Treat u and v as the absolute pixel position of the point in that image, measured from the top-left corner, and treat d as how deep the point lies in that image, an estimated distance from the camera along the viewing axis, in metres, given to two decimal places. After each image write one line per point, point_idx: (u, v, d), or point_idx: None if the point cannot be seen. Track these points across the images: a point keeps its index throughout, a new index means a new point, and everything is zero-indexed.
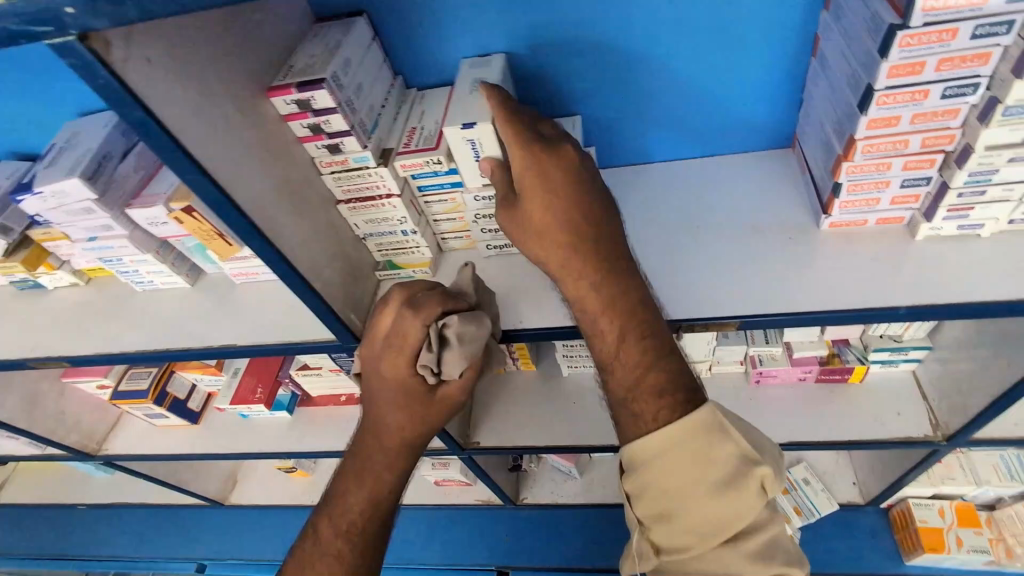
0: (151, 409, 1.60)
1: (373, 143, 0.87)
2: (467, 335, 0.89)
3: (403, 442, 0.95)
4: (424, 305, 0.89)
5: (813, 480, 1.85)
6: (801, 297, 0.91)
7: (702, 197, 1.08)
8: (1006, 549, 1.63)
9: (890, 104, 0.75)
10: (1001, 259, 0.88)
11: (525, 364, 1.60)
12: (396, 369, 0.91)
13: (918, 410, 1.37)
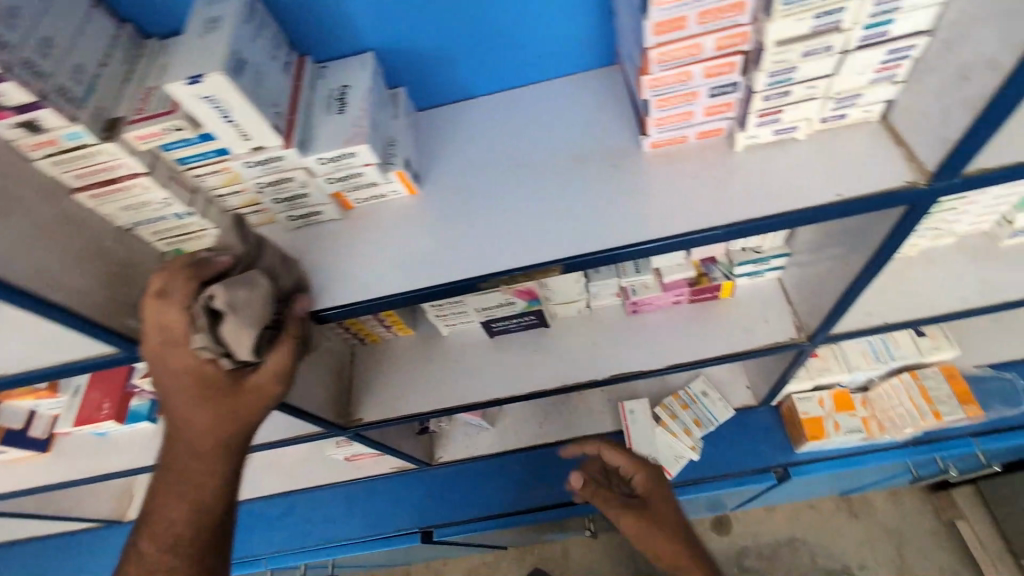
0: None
1: (87, 113, 0.70)
2: (241, 303, 0.76)
3: (221, 440, 0.82)
4: (175, 289, 0.75)
5: (710, 391, 1.90)
6: (621, 230, 0.85)
7: (525, 131, 0.99)
8: (879, 424, 1.72)
9: (670, 3, 0.66)
10: (817, 162, 0.84)
11: (401, 330, 1.51)
12: (183, 364, 0.77)
13: (783, 316, 1.40)
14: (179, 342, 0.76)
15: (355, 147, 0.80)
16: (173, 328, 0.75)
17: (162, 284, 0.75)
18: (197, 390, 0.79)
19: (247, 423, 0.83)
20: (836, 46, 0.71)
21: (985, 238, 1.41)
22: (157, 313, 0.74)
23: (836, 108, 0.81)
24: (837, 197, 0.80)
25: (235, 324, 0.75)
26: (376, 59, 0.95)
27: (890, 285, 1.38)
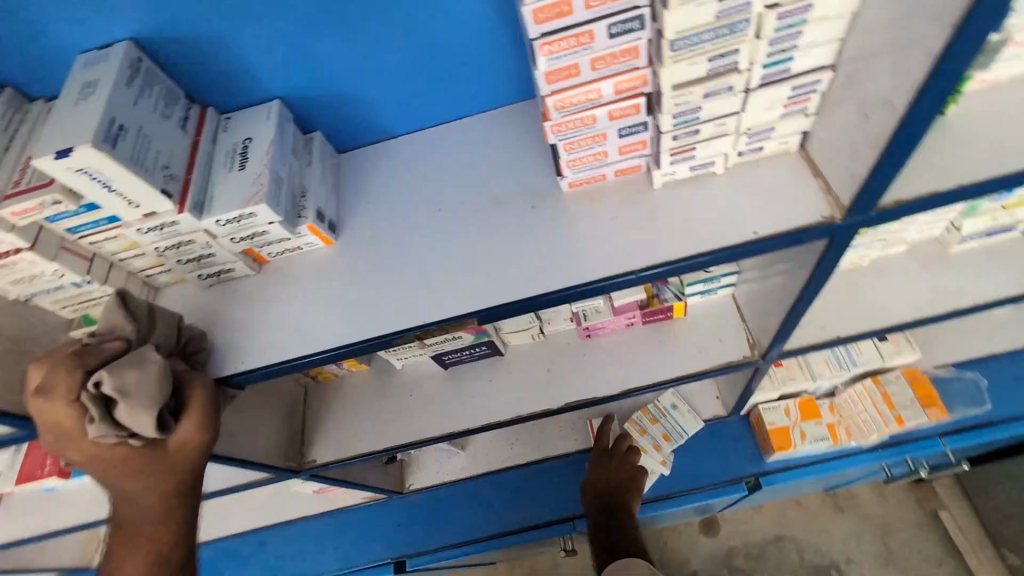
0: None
1: None
2: (130, 383, 0.69)
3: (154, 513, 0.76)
4: (58, 383, 0.69)
5: (680, 404, 1.84)
6: (537, 276, 0.83)
7: (446, 172, 0.96)
8: (847, 430, 1.72)
9: (558, 52, 0.64)
10: (737, 196, 0.82)
11: (353, 366, 1.49)
12: (92, 453, 0.73)
13: (737, 333, 1.38)
14: (76, 434, 0.71)
15: (253, 208, 0.77)
16: (64, 421, 0.70)
17: (42, 378, 0.70)
18: (120, 469, 0.74)
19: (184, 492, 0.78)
20: (737, 86, 0.68)
21: (936, 245, 1.39)
22: (42, 410, 0.69)
23: (751, 143, 0.79)
24: (754, 235, 0.78)
25: (127, 409, 0.69)
26: (285, 106, 0.92)
27: (842, 298, 1.36)
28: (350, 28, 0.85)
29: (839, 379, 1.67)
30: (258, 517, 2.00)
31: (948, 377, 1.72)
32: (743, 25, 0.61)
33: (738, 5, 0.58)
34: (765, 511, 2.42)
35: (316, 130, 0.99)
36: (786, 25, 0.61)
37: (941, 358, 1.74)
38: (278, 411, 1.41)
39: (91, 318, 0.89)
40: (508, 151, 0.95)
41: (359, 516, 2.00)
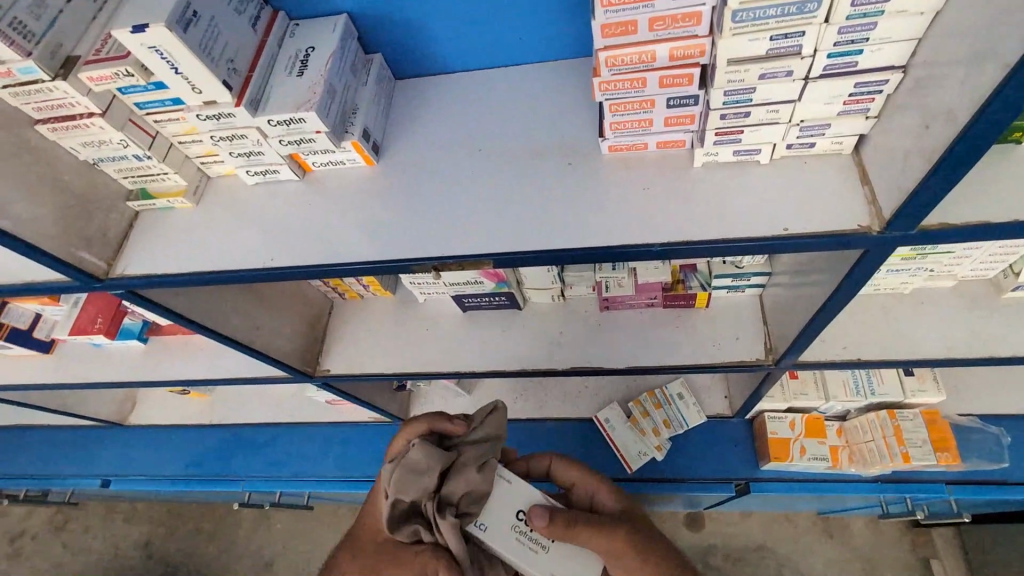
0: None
1: (43, 50, 0.72)
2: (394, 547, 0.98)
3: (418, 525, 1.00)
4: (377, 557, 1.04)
5: (687, 395, 1.84)
6: (557, 231, 0.84)
7: (493, 115, 0.97)
8: (849, 455, 1.69)
9: (617, 5, 0.63)
10: (777, 188, 0.80)
11: (378, 291, 1.55)
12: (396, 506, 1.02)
13: (755, 334, 1.37)
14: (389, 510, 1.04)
15: (303, 113, 0.80)
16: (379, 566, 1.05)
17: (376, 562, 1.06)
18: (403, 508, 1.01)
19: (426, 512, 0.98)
20: (797, 71, 0.66)
21: (988, 286, 1.32)
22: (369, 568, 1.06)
23: (803, 136, 0.76)
24: (784, 231, 0.77)
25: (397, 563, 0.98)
26: (351, 22, 0.94)
27: (873, 322, 1.32)
28: None
29: (854, 404, 1.63)
30: (272, 414, 2.15)
31: (971, 427, 1.64)
32: (813, 5, 0.58)
33: None
34: (751, 520, 2.42)
35: (377, 52, 1.01)
36: (860, 13, 0.59)
37: (967, 405, 1.67)
38: (302, 318, 1.50)
39: (147, 193, 0.95)
40: (557, 104, 0.95)
41: (361, 433, 2.11)
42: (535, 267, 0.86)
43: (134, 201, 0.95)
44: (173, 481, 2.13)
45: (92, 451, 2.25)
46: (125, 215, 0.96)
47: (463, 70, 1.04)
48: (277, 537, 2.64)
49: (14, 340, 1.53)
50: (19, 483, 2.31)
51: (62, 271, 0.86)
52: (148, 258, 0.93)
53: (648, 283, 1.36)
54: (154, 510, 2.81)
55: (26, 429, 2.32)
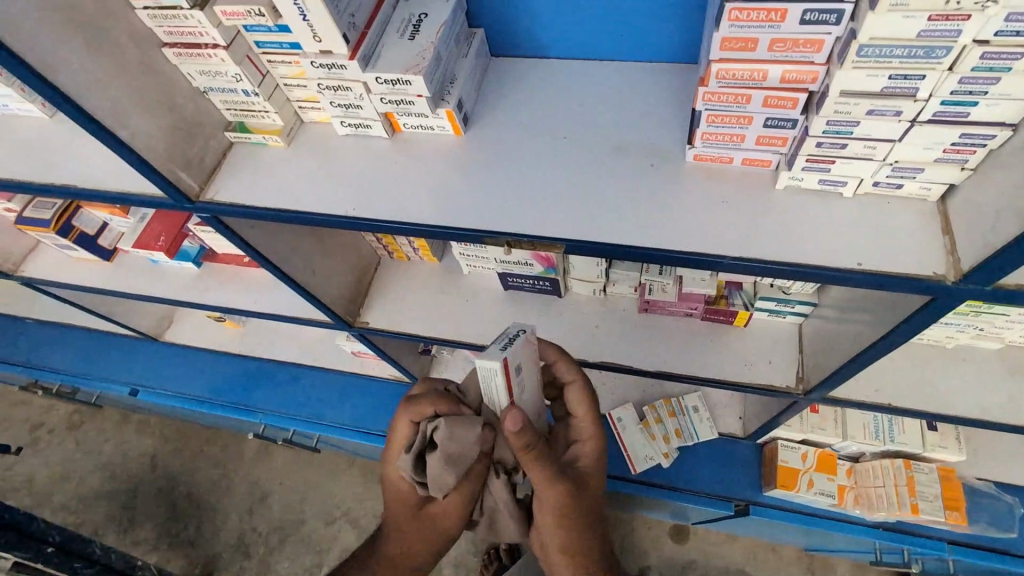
0: (57, 240, 1.62)
1: None
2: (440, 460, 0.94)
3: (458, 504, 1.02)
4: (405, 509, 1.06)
5: (702, 409, 1.87)
6: (632, 228, 0.87)
7: (583, 106, 0.99)
8: (855, 496, 1.70)
9: (744, 21, 0.65)
10: (854, 223, 0.81)
11: (426, 256, 1.59)
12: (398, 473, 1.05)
13: (789, 362, 1.38)
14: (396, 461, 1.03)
15: (411, 76, 0.84)
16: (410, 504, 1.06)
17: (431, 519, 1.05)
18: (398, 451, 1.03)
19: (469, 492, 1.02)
20: (905, 113, 0.67)
21: None
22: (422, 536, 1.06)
23: (893, 176, 0.77)
24: (858, 266, 0.78)
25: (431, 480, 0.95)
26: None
27: (911, 370, 1.32)
28: None
29: (870, 448, 1.63)
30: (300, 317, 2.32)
31: (984, 491, 1.64)
32: (942, 52, 0.59)
33: (946, 30, 0.57)
34: (740, 542, 2.44)
35: (479, 26, 1.03)
36: (987, 67, 0.60)
37: (983, 470, 1.67)
38: (352, 268, 1.54)
39: (245, 127, 0.99)
40: (646, 105, 0.97)
41: (380, 388, 2.17)
42: (603, 259, 0.88)
43: (232, 132, 1.00)
44: (197, 401, 2.22)
45: (127, 360, 2.36)
46: (220, 144, 1.00)
47: (557, 58, 1.06)
48: (278, 472, 2.75)
49: (80, 243, 1.61)
50: (54, 378, 2.43)
51: (161, 188, 0.92)
52: (237, 189, 0.98)
53: (693, 293, 1.38)
54: (170, 426, 2.94)
55: (67, 329, 2.44)
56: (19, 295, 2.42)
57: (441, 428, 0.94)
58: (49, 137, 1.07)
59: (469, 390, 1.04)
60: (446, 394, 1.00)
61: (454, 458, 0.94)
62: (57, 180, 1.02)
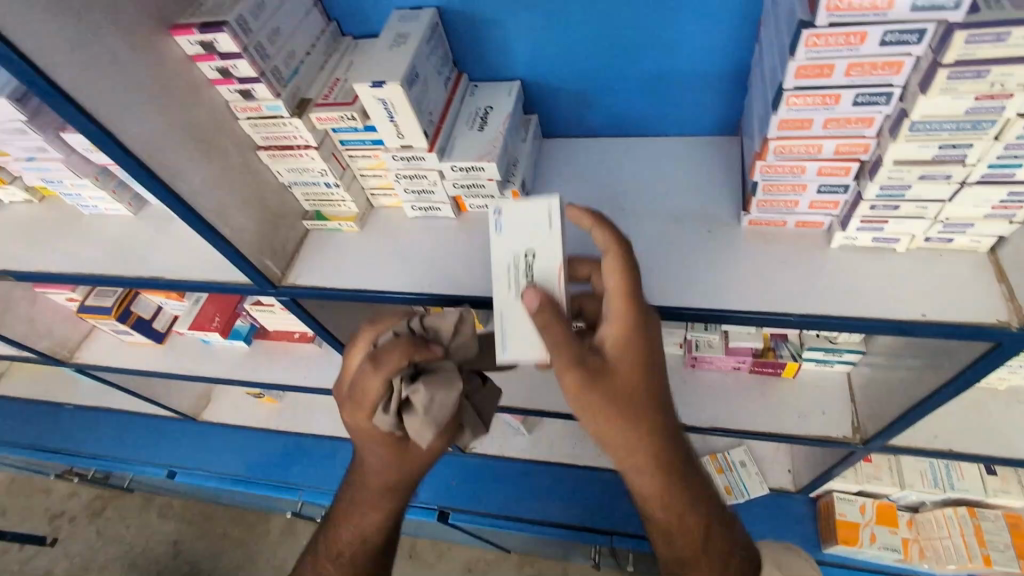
0: (114, 326, 1.67)
1: (288, 92, 0.87)
2: (436, 403, 0.85)
3: (395, 482, 0.99)
4: (379, 467, 0.97)
5: (749, 463, 1.85)
6: (700, 292, 0.91)
7: (635, 180, 1.07)
8: (919, 550, 1.64)
9: (800, 105, 0.72)
10: (912, 276, 0.86)
11: None
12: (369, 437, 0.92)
13: (842, 411, 1.38)
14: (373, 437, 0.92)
15: (485, 163, 0.92)
16: (385, 460, 0.96)
17: (395, 462, 0.97)
18: (373, 438, 0.92)
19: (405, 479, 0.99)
20: (955, 176, 0.73)
21: None
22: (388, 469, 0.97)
23: (944, 232, 0.83)
24: (921, 316, 0.82)
25: (422, 421, 0.85)
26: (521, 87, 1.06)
27: (966, 414, 1.33)
28: (603, 34, 0.96)
29: (930, 496, 1.60)
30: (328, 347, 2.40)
31: None
32: (988, 124, 0.66)
33: (990, 106, 0.64)
34: None
35: (533, 112, 1.13)
36: None
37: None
38: None
39: (321, 215, 1.07)
40: (693, 176, 1.05)
41: None
42: (670, 322, 0.92)
43: (309, 221, 1.08)
44: (233, 480, 2.20)
45: (163, 441, 2.35)
46: (299, 233, 1.08)
47: (605, 136, 1.14)
48: None
49: (137, 327, 1.66)
50: (88, 463, 2.41)
51: (250, 275, 0.99)
52: (315, 271, 1.04)
53: (739, 347, 1.40)
54: (197, 508, 2.87)
55: (104, 412, 2.45)
56: (60, 380, 2.45)
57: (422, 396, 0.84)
58: (137, 232, 1.15)
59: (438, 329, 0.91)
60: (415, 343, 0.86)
61: (434, 421, 0.86)
62: (146, 272, 1.08)
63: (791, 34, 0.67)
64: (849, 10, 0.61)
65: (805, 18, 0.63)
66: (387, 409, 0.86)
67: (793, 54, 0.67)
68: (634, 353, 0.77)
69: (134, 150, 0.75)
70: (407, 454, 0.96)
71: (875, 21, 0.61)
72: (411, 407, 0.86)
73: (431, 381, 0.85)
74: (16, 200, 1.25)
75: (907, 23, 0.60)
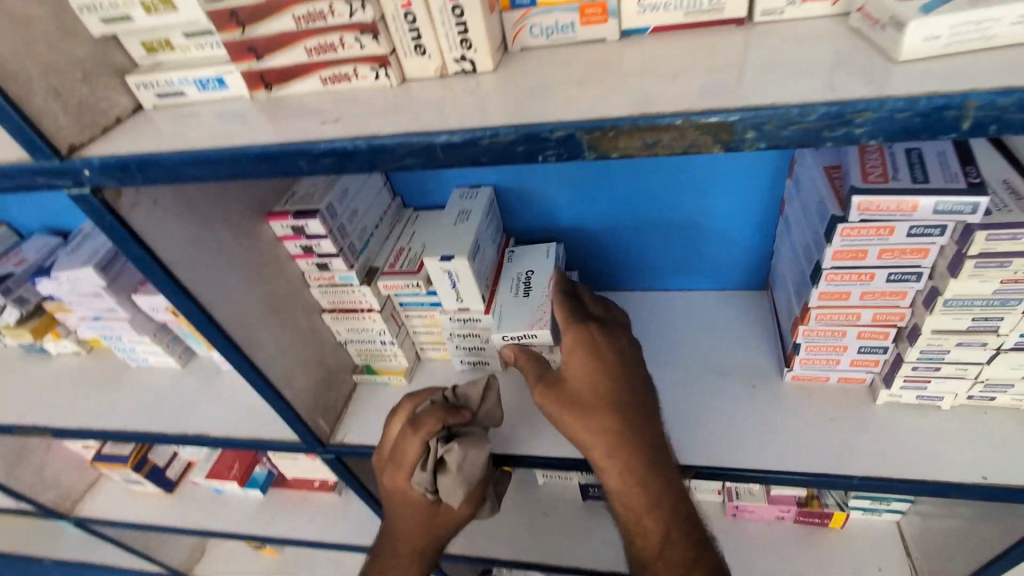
0: (127, 475, 1.61)
1: (359, 263, 0.95)
2: (469, 464, 0.80)
3: (418, 553, 0.90)
4: (401, 533, 0.89)
5: None
6: (756, 450, 0.92)
7: (673, 334, 1.12)
8: None
9: (839, 281, 0.80)
10: (964, 435, 0.88)
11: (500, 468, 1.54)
12: (398, 498, 0.86)
13: (901, 567, 1.30)
14: (407, 503, 0.86)
15: None
16: (412, 528, 0.88)
17: (418, 532, 0.88)
18: (407, 505, 0.86)
19: (431, 548, 0.90)
20: (990, 343, 0.79)
21: None
22: (412, 537, 0.88)
23: (986, 390, 0.87)
24: (983, 479, 0.82)
25: (455, 481, 0.80)
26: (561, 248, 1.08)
27: None
28: (641, 208, 1.07)
29: None
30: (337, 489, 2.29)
31: None
32: (1015, 301, 0.73)
33: (1015, 288, 0.72)
34: None
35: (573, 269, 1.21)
36: None
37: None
38: None
39: (371, 368, 1.10)
40: (728, 331, 1.11)
41: None
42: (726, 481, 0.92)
43: (359, 374, 1.11)
44: None
45: None
46: (348, 386, 1.10)
47: (640, 289, 1.22)
48: None
49: (151, 476, 1.60)
50: None
51: (300, 433, 0.99)
52: (363, 427, 1.04)
53: (782, 495, 1.35)
54: None
55: (87, 568, 2.24)
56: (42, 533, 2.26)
57: (455, 454, 0.78)
58: (184, 386, 1.17)
59: (468, 394, 0.86)
60: (448, 406, 0.83)
61: (469, 481, 0.80)
62: (192, 428, 1.08)
63: (825, 224, 0.76)
64: (880, 211, 0.70)
65: (838, 214, 0.73)
66: (423, 468, 0.81)
67: (829, 241, 0.75)
68: (581, 344, 0.84)
69: (223, 322, 0.80)
70: (440, 522, 0.87)
71: (900, 220, 0.70)
72: (445, 467, 0.81)
73: (470, 441, 0.80)
74: (65, 352, 1.29)
75: (931, 222, 0.69)
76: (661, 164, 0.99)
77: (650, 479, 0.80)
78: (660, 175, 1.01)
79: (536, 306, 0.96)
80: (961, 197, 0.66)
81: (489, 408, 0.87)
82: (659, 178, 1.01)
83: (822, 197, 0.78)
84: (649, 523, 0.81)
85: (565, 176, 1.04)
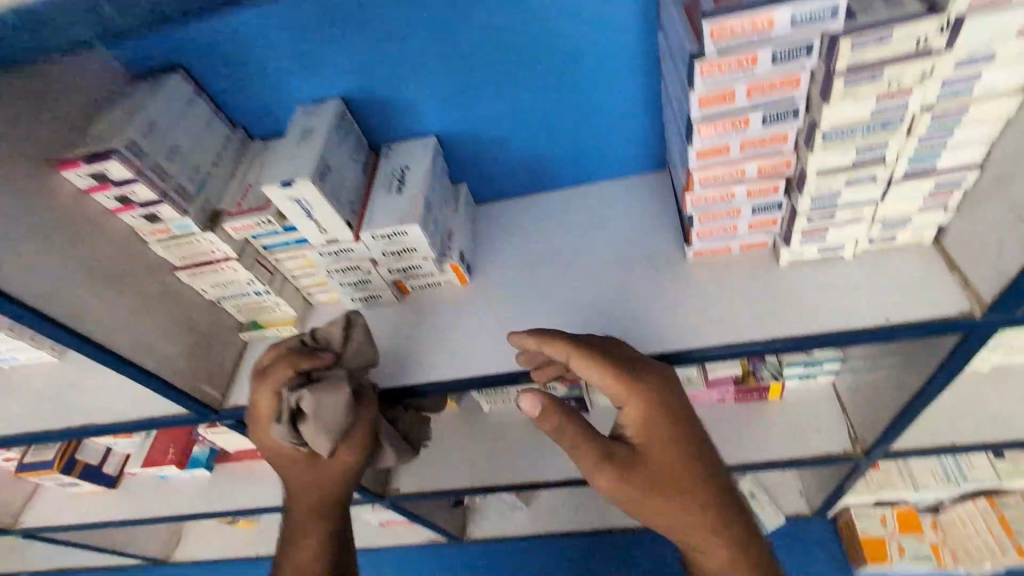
0: (59, 479, 1.53)
1: (196, 207, 0.82)
2: (324, 407, 0.81)
3: (320, 503, 0.93)
4: (299, 490, 0.92)
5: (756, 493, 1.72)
6: (662, 333, 0.87)
7: (571, 232, 1.04)
8: (951, 553, 1.55)
9: (713, 134, 0.71)
10: (869, 281, 0.84)
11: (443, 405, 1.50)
12: (276, 452, 0.89)
13: (839, 426, 1.32)
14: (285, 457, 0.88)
15: (416, 241, 0.88)
16: (305, 482, 0.91)
17: (308, 482, 0.92)
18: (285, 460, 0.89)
19: (331, 493, 0.93)
20: (879, 176, 0.73)
21: None
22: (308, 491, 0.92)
23: (885, 231, 0.82)
24: (886, 321, 0.79)
25: (314, 428, 0.80)
26: (436, 141, 1.01)
27: (955, 399, 1.25)
28: (507, 94, 0.95)
29: (947, 493, 1.50)
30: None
31: None
32: (897, 122, 0.66)
33: (894, 107, 0.64)
34: None
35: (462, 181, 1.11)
36: (938, 125, 0.67)
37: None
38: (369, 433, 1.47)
39: (257, 325, 1.01)
40: (629, 218, 1.03)
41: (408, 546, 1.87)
42: None
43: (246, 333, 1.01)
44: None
45: None
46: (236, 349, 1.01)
47: (530, 190, 1.13)
48: None
49: (86, 476, 1.52)
50: None
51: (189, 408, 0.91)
52: None
53: (719, 376, 1.34)
54: None
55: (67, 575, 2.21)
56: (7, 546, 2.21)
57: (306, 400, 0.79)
58: (60, 379, 1.06)
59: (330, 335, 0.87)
60: (302, 350, 0.83)
61: (331, 425, 0.82)
62: (72, 421, 0.99)
63: (687, 67, 0.66)
64: (733, 34, 0.61)
65: (693, 50, 0.63)
66: (281, 421, 0.82)
67: (693, 86, 0.66)
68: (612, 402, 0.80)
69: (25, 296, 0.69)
70: (325, 466, 0.91)
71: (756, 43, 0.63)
72: (302, 414, 0.82)
73: (324, 385, 0.81)
74: None
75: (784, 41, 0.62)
76: (517, 36, 0.87)
77: (691, 506, 0.79)
78: (517, 46, 0.89)
79: (410, 202, 0.89)
80: (808, 2, 0.58)
81: (358, 343, 0.87)
82: (519, 54, 0.90)
83: (681, 38, 0.69)
84: (690, 532, 0.79)
85: (415, 70, 0.91)
